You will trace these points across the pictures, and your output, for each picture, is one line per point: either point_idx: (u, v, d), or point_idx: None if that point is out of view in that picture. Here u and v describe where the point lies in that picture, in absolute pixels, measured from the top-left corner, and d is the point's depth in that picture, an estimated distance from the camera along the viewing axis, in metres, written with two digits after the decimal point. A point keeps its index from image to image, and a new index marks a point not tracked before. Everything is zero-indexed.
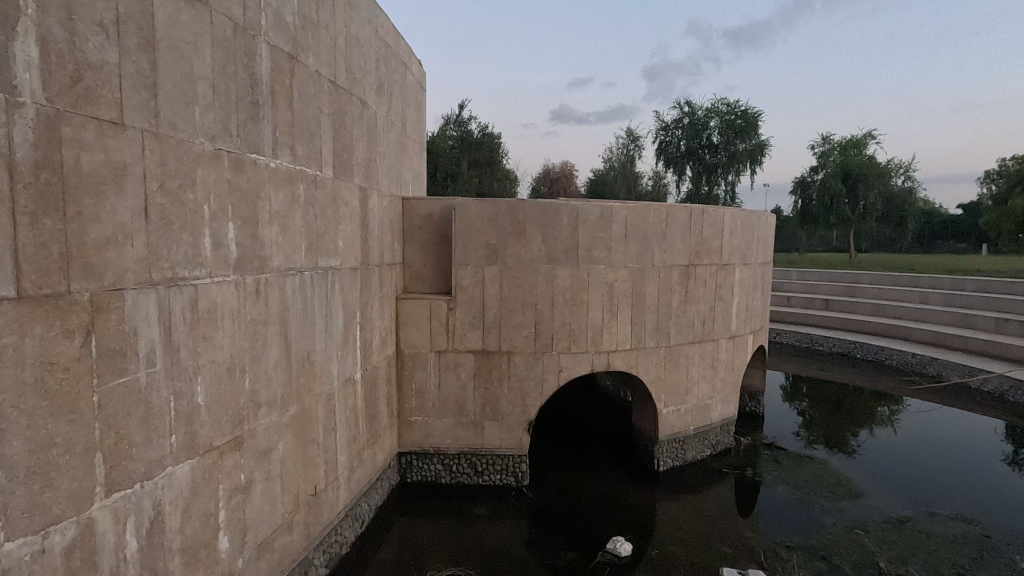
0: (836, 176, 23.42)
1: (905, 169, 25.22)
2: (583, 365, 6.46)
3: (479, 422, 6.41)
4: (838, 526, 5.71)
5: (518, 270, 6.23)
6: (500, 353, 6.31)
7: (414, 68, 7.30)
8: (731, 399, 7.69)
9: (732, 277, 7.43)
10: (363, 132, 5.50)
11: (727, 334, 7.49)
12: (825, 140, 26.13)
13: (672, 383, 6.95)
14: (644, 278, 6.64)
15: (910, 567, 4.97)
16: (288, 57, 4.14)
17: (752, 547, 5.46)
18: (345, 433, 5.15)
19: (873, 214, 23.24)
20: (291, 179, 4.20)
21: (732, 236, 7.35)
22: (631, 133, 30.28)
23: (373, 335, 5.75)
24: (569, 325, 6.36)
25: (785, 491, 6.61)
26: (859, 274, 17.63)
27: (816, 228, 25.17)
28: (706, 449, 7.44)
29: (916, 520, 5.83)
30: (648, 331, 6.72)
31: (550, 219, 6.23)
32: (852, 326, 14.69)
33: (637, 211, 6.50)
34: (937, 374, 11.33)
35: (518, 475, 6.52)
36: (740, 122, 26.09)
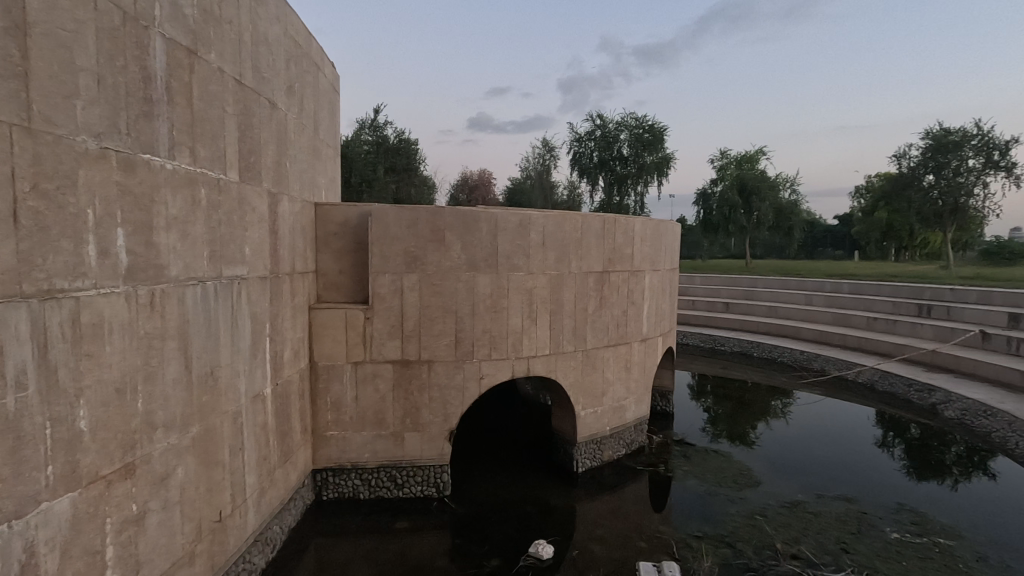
0: (733, 188, 25.37)
1: (791, 182, 27.90)
2: (504, 371, 6.50)
3: (399, 433, 6.26)
4: (741, 514, 6.15)
5: (438, 278, 6.18)
6: (420, 361, 6.20)
7: (327, 69, 7.06)
8: (644, 398, 8.06)
9: (643, 282, 7.82)
10: (273, 134, 5.23)
11: (640, 337, 7.86)
12: (723, 154, 28.26)
13: (589, 386, 7.18)
14: (562, 285, 6.82)
15: (802, 545, 5.45)
16: (187, 52, 3.86)
17: (666, 539, 5.75)
18: (254, 453, 4.83)
19: (765, 223, 25.38)
20: (191, 182, 3.91)
21: (642, 243, 7.74)
22: (546, 144, 31.13)
23: (285, 347, 5.46)
24: (490, 332, 6.39)
25: (694, 484, 7.02)
26: (754, 278, 19.16)
27: (717, 235, 27.10)
28: (622, 448, 7.73)
29: (806, 503, 6.41)
30: (566, 336, 6.90)
31: (470, 227, 6.24)
32: (749, 327, 15.94)
33: (554, 220, 6.68)
34: (822, 368, 12.55)
35: (440, 485, 6.44)
36: (648, 136, 27.57)
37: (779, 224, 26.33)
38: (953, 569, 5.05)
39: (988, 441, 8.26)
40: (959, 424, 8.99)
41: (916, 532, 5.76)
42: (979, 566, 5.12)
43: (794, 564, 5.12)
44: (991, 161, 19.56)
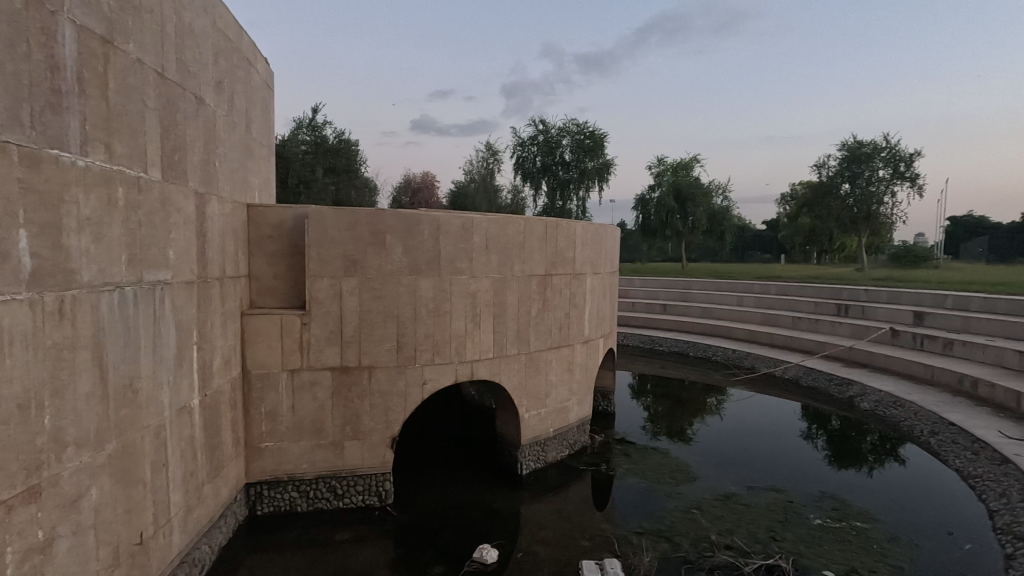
0: (670, 194, 26.34)
1: (723, 189, 29.30)
2: (448, 376, 6.44)
3: (339, 442, 6.07)
4: (678, 509, 6.36)
5: (378, 282, 6.05)
6: (360, 368, 6.04)
7: (259, 65, 6.78)
8: (587, 399, 8.20)
9: (584, 285, 7.96)
10: (199, 131, 4.96)
11: (582, 338, 8.00)
12: (660, 161, 29.30)
13: (533, 388, 7.23)
14: (505, 288, 6.84)
15: (735, 535, 5.71)
16: (101, 41, 3.60)
17: (608, 537, 5.86)
18: (179, 469, 4.55)
19: (699, 228, 26.49)
20: (107, 180, 3.64)
21: (584, 246, 7.88)
22: (490, 148, 31.20)
23: (214, 356, 5.18)
24: (433, 337, 6.32)
25: (635, 482, 7.20)
26: (689, 280, 19.97)
27: (655, 240, 28.03)
28: (565, 449, 7.83)
29: (739, 495, 6.71)
30: (509, 339, 6.92)
31: (412, 230, 6.16)
32: (685, 327, 16.57)
33: (497, 223, 6.69)
34: (752, 366, 13.22)
35: (382, 494, 6.29)
36: (588, 142, 28.19)
37: (712, 229, 27.56)
38: (869, 550, 5.43)
39: (898, 430, 8.95)
40: (873, 415, 9.71)
41: (836, 517, 6.15)
42: (891, 546, 5.53)
43: (728, 554, 5.33)
44: (898, 172, 21.30)
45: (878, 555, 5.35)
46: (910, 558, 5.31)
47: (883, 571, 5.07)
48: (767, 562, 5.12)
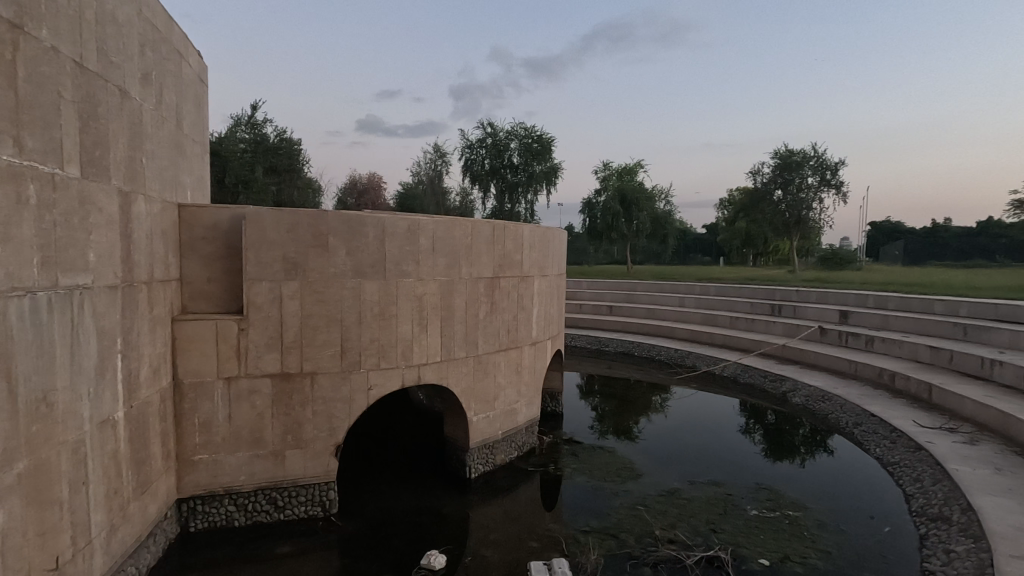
0: (615, 198, 26.98)
1: (665, 194, 30.31)
2: (394, 381, 6.33)
3: (279, 452, 5.84)
4: (624, 506, 6.50)
5: (321, 285, 5.87)
6: (302, 374, 5.84)
7: (191, 58, 6.45)
8: (535, 400, 8.26)
9: (532, 287, 8.01)
10: (124, 126, 4.66)
11: (529, 340, 8.04)
12: (605, 165, 29.96)
13: (481, 391, 7.20)
14: (452, 290, 6.79)
15: (677, 529, 5.88)
16: (9, 26, 3.32)
17: (556, 537, 5.92)
18: (101, 487, 4.24)
19: (643, 232, 27.26)
20: (17, 177, 3.37)
21: (531, 249, 7.94)
22: (438, 149, 30.99)
23: (141, 365, 4.87)
24: (378, 341, 6.19)
25: (582, 481, 7.30)
26: (634, 282, 20.49)
27: (601, 243, 28.61)
28: (514, 451, 7.85)
29: (681, 490, 6.93)
30: (457, 342, 6.88)
31: (356, 232, 6.02)
32: (631, 328, 17.00)
33: (444, 225, 6.63)
34: (693, 365, 13.71)
35: (326, 503, 6.10)
36: (536, 145, 28.48)
37: (656, 232, 28.45)
38: (800, 537, 5.73)
39: (826, 422, 9.50)
40: (804, 408, 10.28)
41: (771, 507, 6.45)
42: (820, 532, 5.86)
43: (671, 548, 5.49)
44: (825, 180, 22.71)
45: (809, 541, 5.65)
46: (837, 542, 5.64)
47: (813, 556, 5.36)
48: (707, 554, 5.31)
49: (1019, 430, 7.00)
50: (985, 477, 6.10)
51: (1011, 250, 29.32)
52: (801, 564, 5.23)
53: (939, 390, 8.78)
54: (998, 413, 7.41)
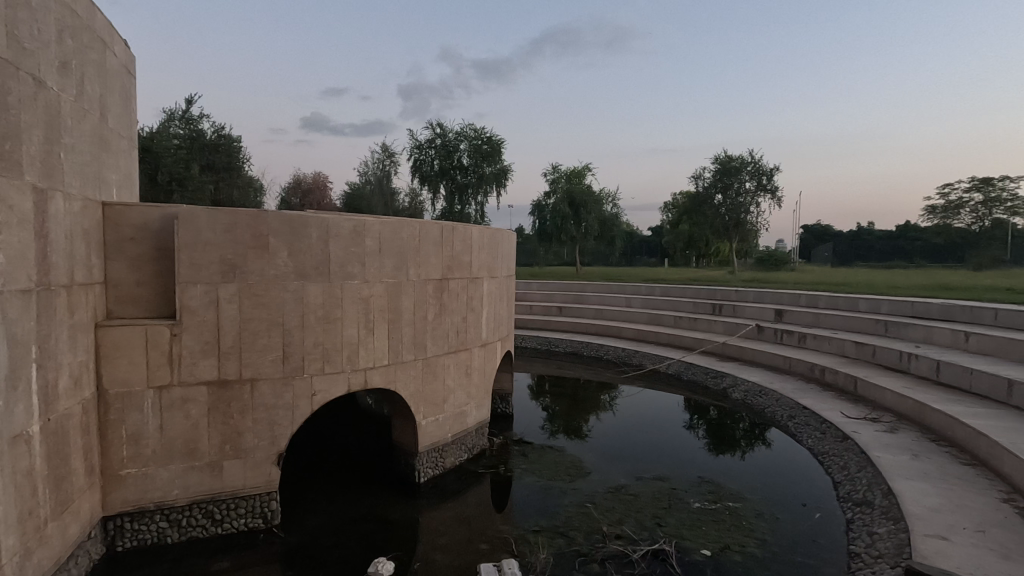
0: (564, 201, 27.36)
1: (613, 197, 31.01)
2: (339, 386, 6.17)
3: (216, 463, 5.57)
4: (573, 504, 6.58)
5: (261, 288, 5.65)
6: (240, 381, 5.59)
7: (117, 47, 6.07)
8: (485, 402, 8.24)
9: (481, 289, 8.00)
10: (39, 117, 4.33)
11: (479, 342, 8.02)
12: (554, 168, 30.34)
13: (430, 394, 7.12)
14: (400, 293, 6.68)
15: (624, 525, 6.01)
16: None
17: (506, 538, 5.93)
18: (14, 507, 3.92)
19: (592, 234, 27.77)
20: None
21: (480, 251, 7.93)
22: (386, 149, 30.50)
23: (60, 375, 4.54)
24: (322, 345, 6.02)
25: (532, 481, 7.34)
26: (583, 283, 20.84)
27: (551, 244, 28.93)
28: (464, 454, 7.80)
29: (628, 486, 7.08)
30: (405, 345, 6.77)
31: (298, 233, 5.83)
32: (580, 328, 17.27)
33: (391, 227, 6.52)
34: (640, 363, 14.06)
35: (267, 515, 5.87)
36: (486, 147, 28.49)
37: (604, 235, 29.07)
38: (739, 527, 5.97)
39: (763, 415, 9.97)
40: (743, 403, 10.74)
41: (712, 499, 6.69)
42: (757, 521, 6.13)
43: (618, 543, 5.60)
44: (761, 185, 23.88)
45: (747, 530, 5.90)
46: (772, 530, 5.91)
47: (750, 545, 5.59)
48: (653, 547, 5.44)
49: (933, 419, 7.56)
50: (904, 462, 6.55)
51: (927, 251, 31.68)
52: (740, 552, 5.46)
53: (864, 383, 9.38)
54: (915, 403, 7.98)
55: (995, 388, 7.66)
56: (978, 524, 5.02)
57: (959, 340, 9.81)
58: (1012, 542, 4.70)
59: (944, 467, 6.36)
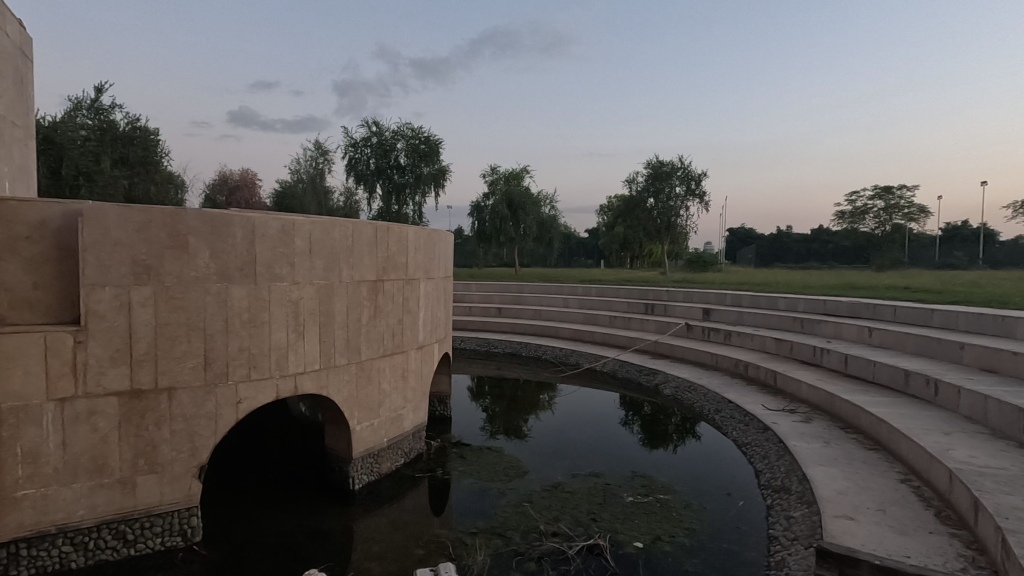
0: (502, 202, 27.49)
1: (550, 199, 31.50)
2: (267, 393, 5.89)
3: (128, 479, 5.17)
4: (511, 504, 6.61)
5: (179, 290, 5.30)
6: (156, 391, 5.23)
7: (9, 27, 5.51)
8: (422, 405, 8.12)
9: (417, 290, 7.88)
10: None
11: (415, 345, 7.90)
12: (493, 169, 30.45)
13: (364, 399, 6.94)
14: (331, 295, 6.47)
15: (561, 522, 6.09)
16: None
17: (442, 542, 5.87)
18: None
19: (530, 235, 28.05)
20: None
21: (416, 252, 7.81)
22: (320, 146, 29.51)
23: None
24: (247, 350, 5.73)
25: (469, 483, 7.31)
26: (522, 284, 20.99)
27: (490, 246, 28.99)
28: (400, 458, 7.65)
29: (564, 483, 7.20)
30: (338, 349, 6.57)
31: (220, 232, 5.52)
32: (518, 329, 17.40)
33: (322, 226, 6.31)
34: (577, 362, 14.34)
35: (187, 532, 5.52)
36: (423, 147, 28.17)
37: (542, 236, 29.44)
38: (669, 518, 6.21)
39: (693, 410, 10.42)
40: (674, 399, 11.19)
41: (644, 493, 6.92)
42: (686, 512, 6.39)
43: (554, 540, 5.67)
44: (690, 190, 24.97)
45: (677, 521, 6.13)
46: (700, 520, 6.19)
47: (680, 535, 5.82)
48: (588, 543, 5.55)
49: (841, 408, 8.16)
50: (817, 450, 7.04)
51: (837, 253, 34.42)
52: (670, 542, 5.67)
53: (782, 376, 10.00)
54: (826, 394, 8.59)
55: (894, 378, 8.37)
56: (880, 503, 5.47)
57: (864, 334, 10.66)
58: (908, 518, 5.15)
59: (850, 453, 6.88)
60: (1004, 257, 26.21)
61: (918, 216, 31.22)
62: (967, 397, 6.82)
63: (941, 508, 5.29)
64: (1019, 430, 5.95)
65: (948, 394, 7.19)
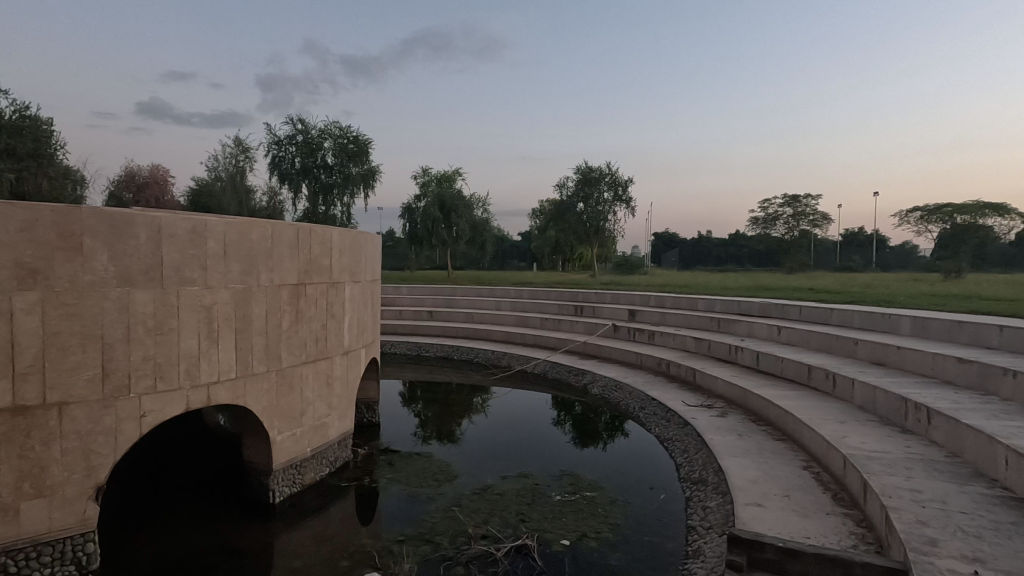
0: (434, 204, 27.25)
1: (483, 203, 31.62)
2: (175, 405, 5.51)
3: (10, 506, 4.65)
4: (440, 509, 6.55)
5: (72, 296, 4.85)
6: (45, 407, 4.75)
7: None
8: (347, 412, 7.88)
9: (342, 294, 7.66)
10: None
11: (341, 350, 7.66)
12: (425, 171, 30.13)
13: (285, 408, 6.64)
14: (249, 299, 6.16)
15: (490, 525, 6.08)
16: None
17: (369, 551, 5.73)
18: None
19: (462, 238, 27.97)
20: None
21: (340, 254, 7.59)
22: (241, 143, 27.98)
23: None
24: (153, 360, 5.33)
25: (398, 490, 7.17)
26: (453, 287, 20.87)
27: (422, 248, 28.66)
28: (325, 468, 7.38)
29: (493, 485, 7.22)
30: (256, 356, 6.25)
31: (120, 233, 5.10)
32: (450, 332, 17.28)
33: (238, 227, 6.01)
34: (508, 365, 14.45)
35: (82, 560, 5.06)
36: (352, 147, 27.45)
37: (474, 239, 29.50)
38: (595, 514, 6.38)
39: (619, 408, 10.78)
40: (601, 398, 11.53)
41: (571, 491, 7.06)
42: (611, 507, 6.59)
43: (482, 543, 5.66)
44: (617, 196, 25.90)
45: (602, 517, 6.31)
46: (625, 514, 6.40)
47: (604, 530, 5.99)
48: (516, 543, 5.58)
49: (753, 402, 8.71)
50: (730, 442, 7.48)
51: (752, 257, 37.08)
52: (595, 538, 5.82)
53: (700, 373, 10.55)
54: (739, 389, 9.16)
55: (799, 373, 9.04)
56: (785, 489, 5.89)
57: (773, 332, 11.43)
58: (809, 502, 5.58)
59: (760, 444, 7.36)
60: (895, 261, 29.49)
61: (820, 223, 34.21)
62: (859, 388, 7.47)
63: (837, 491, 5.77)
64: (901, 417, 6.61)
65: (843, 386, 7.85)
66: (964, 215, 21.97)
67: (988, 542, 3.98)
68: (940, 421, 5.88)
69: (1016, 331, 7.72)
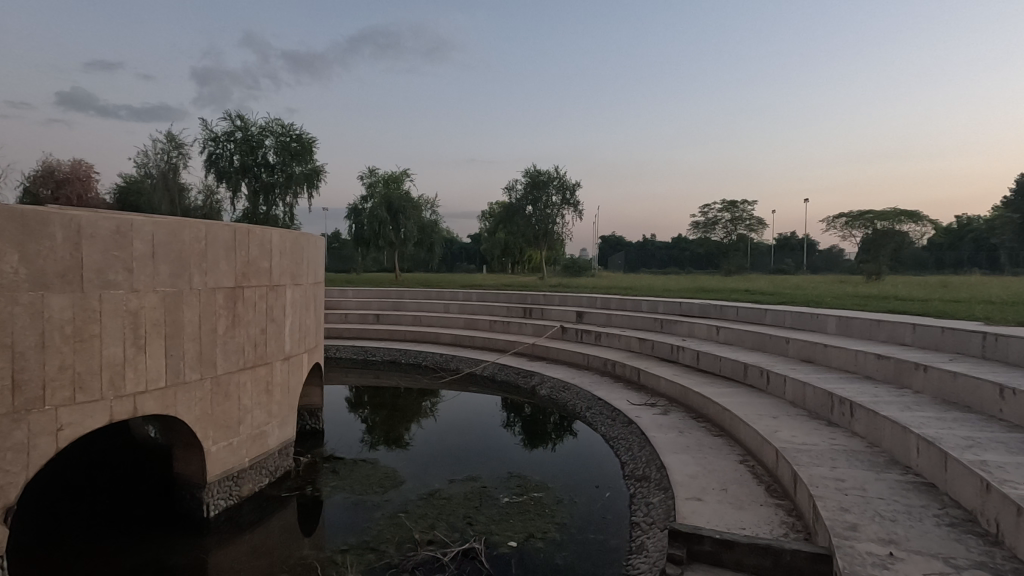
0: (381, 206, 26.73)
1: (431, 204, 31.34)
2: (97, 417, 5.14)
3: None
4: (386, 516, 6.42)
5: None
6: None
7: None
8: (288, 420, 7.61)
9: (282, 297, 7.39)
10: None
11: (281, 356, 7.39)
12: (371, 171, 29.53)
13: (221, 416, 6.34)
14: (180, 303, 5.84)
15: (436, 530, 6.01)
16: None
17: (311, 562, 5.55)
18: None
19: (410, 240, 27.56)
20: None
21: (280, 256, 7.33)
22: (174, 138, 26.54)
23: None
24: (72, 369, 4.95)
25: (342, 498, 6.98)
26: (400, 290, 20.54)
27: (368, 250, 28.08)
28: (265, 478, 7.09)
29: (441, 490, 7.15)
30: (188, 363, 5.94)
31: (34, 232, 4.70)
32: (397, 335, 16.99)
33: (168, 228, 5.70)
34: (456, 368, 14.37)
35: None
36: (295, 145, 26.55)
37: (423, 241, 29.19)
38: (542, 515, 6.42)
39: (566, 408, 10.92)
40: (549, 399, 11.64)
41: (519, 492, 7.08)
42: (558, 507, 6.67)
43: (429, 549, 5.59)
44: (565, 200, 26.30)
45: (549, 517, 6.37)
46: (571, 513, 6.48)
47: (551, 530, 6.04)
48: (463, 547, 5.54)
49: (693, 399, 9.03)
50: (672, 439, 7.72)
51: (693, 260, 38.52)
52: (541, 539, 5.86)
53: (644, 373, 10.85)
54: (680, 388, 9.47)
55: (736, 371, 9.44)
56: (722, 483, 6.13)
57: (712, 332, 11.89)
58: (744, 494, 5.83)
59: (699, 440, 7.64)
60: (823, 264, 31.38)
61: (757, 228, 36.19)
62: (790, 385, 7.89)
63: (769, 483, 6.06)
64: (828, 410, 7.02)
65: (777, 382, 8.26)
66: (883, 221, 23.51)
67: (902, 524, 4.29)
68: (861, 414, 6.29)
69: (927, 329, 8.35)
